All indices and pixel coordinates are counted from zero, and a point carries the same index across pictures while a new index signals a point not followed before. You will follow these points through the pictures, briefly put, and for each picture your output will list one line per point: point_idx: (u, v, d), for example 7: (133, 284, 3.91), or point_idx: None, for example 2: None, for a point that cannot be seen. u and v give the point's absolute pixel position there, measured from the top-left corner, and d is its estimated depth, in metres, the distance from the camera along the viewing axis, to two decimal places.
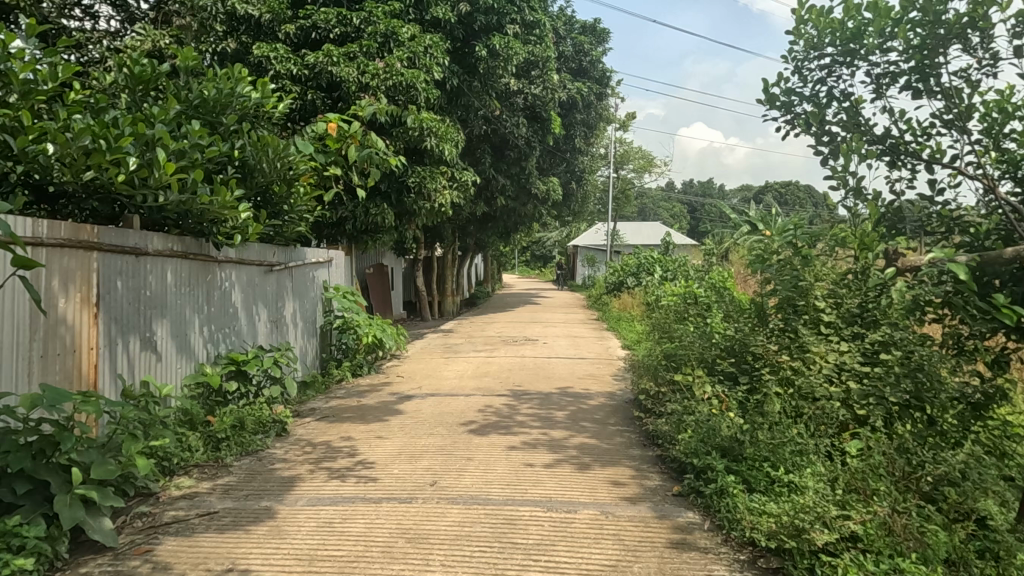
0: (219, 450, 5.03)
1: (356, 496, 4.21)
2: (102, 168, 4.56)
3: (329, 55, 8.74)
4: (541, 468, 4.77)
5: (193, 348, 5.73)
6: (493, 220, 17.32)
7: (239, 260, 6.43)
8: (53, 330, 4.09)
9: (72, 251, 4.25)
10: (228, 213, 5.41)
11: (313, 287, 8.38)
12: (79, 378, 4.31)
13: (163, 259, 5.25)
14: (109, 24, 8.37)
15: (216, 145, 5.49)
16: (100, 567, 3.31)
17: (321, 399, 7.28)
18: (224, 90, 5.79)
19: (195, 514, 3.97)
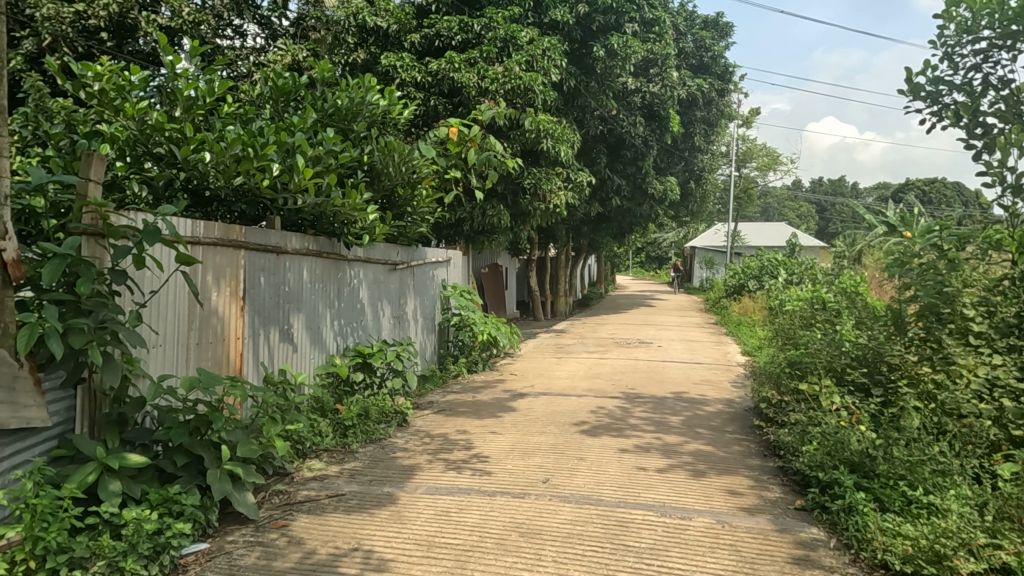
0: (346, 436, 5.37)
1: (471, 488, 4.35)
2: (250, 174, 5.00)
3: (451, 62, 9.04)
4: (654, 472, 4.70)
5: (325, 341, 6.15)
6: (607, 221, 17.18)
7: (367, 259, 6.83)
8: (207, 320, 4.54)
9: (224, 249, 4.70)
10: (357, 214, 5.76)
11: (433, 285, 8.72)
12: (227, 365, 4.76)
13: (300, 258, 5.68)
14: (255, 41, 9.11)
15: (348, 151, 5.87)
16: (244, 537, 3.65)
17: (438, 393, 7.56)
18: (355, 100, 6.18)
19: (325, 495, 4.27)
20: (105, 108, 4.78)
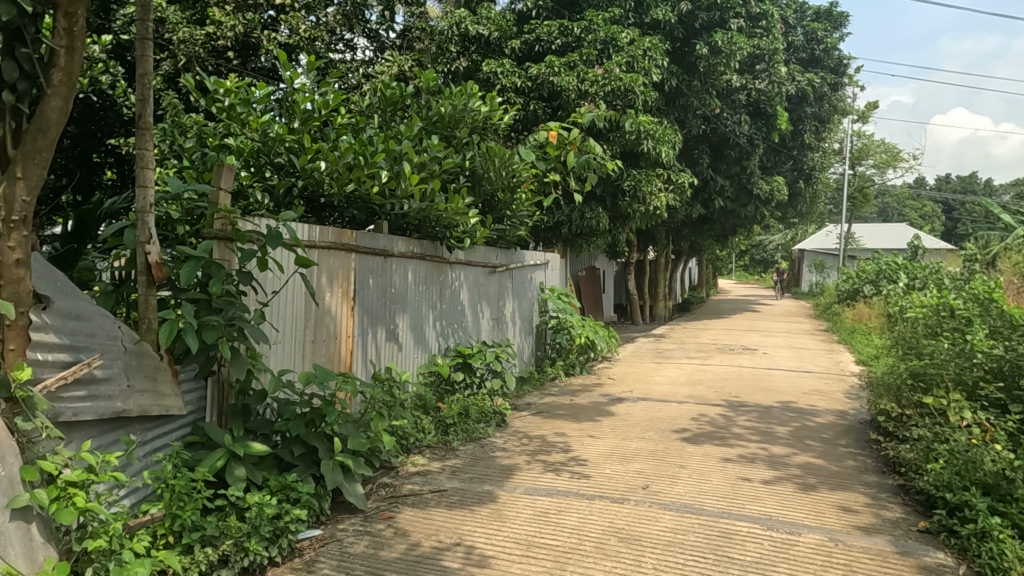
0: (448, 434, 5.52)
1: (570, 491, 4.36)
2: (361, 181, 5.26)
3: (551, 66, 9.11)
4: (759, 484, 4.52)
5: (428, 341, 6.36)
6: (709, 223, 16.67)
7: (468, 262, 6.99)
8: (321, 319, 4.82)
9: (336, 252, 4.96)
10: (460, 218, 5.93)
11: (531, 287, 8.80)
12: (339, 361, 5.02)
13: (406, 260, 5.91)
14: (364, 53, 9.54)
15: (451, 157, 6.06)
16: (354, 525, 3.84)
17: (536, 395, 7.63)
18: (458, 107, 6.35)
19: (428, 489, 4.42)
20: (233, 122, 5.15)
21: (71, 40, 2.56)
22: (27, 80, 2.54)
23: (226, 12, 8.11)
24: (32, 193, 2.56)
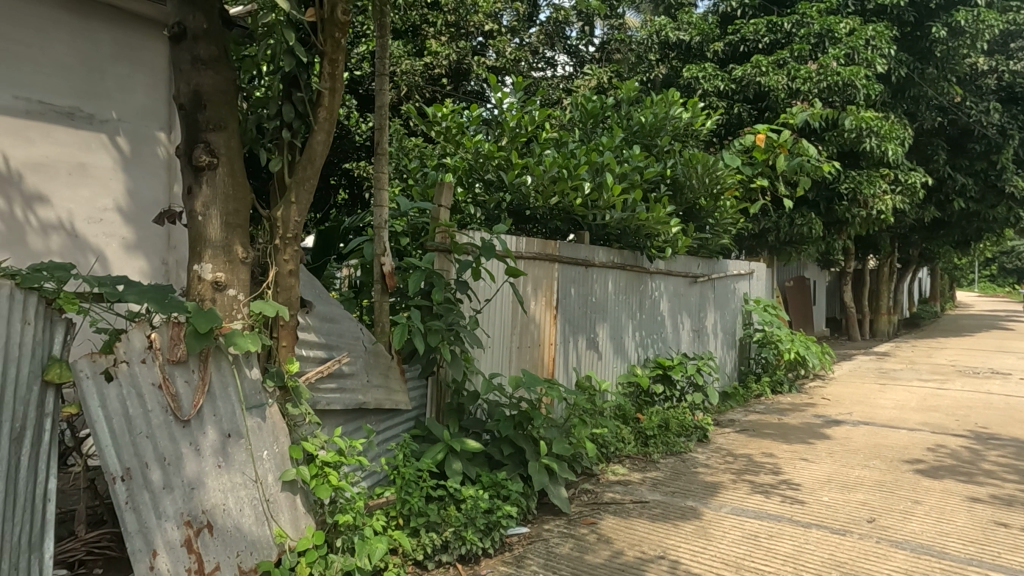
0: (648, 445, 5.48)
1: (782, 516, 4.10)
2: (565, 193, 5.44)
3: (758, 66, 8.68)
4: (1019, 532, 3.88)
5: (627, 351, 6.36)
6: (946, 227, 14.65)
7: (668, 271, 6.88)
8: (527, 326, 5.06)
9: (542, 262, 5.17)
10: (661, 228, 5.89)
11: (735, 299, 8.41)
12: (542, 367, 5.22)
13: (606, 270, 5.98)
14: (565, 69, 9.83)
15: (653, 166, 6.03)
16: (558, 527, 3.97)
17: (739, 412, 7.25)
18: (659, 115, 6.32)
19: (630, 499, 4.42)
20: (449, 143, 5.62)
21: (333, 82, 2.96)
22: (301, 119, 3.03)
23: (442, 42, 8.76)
24: (302, 215, 3.01)
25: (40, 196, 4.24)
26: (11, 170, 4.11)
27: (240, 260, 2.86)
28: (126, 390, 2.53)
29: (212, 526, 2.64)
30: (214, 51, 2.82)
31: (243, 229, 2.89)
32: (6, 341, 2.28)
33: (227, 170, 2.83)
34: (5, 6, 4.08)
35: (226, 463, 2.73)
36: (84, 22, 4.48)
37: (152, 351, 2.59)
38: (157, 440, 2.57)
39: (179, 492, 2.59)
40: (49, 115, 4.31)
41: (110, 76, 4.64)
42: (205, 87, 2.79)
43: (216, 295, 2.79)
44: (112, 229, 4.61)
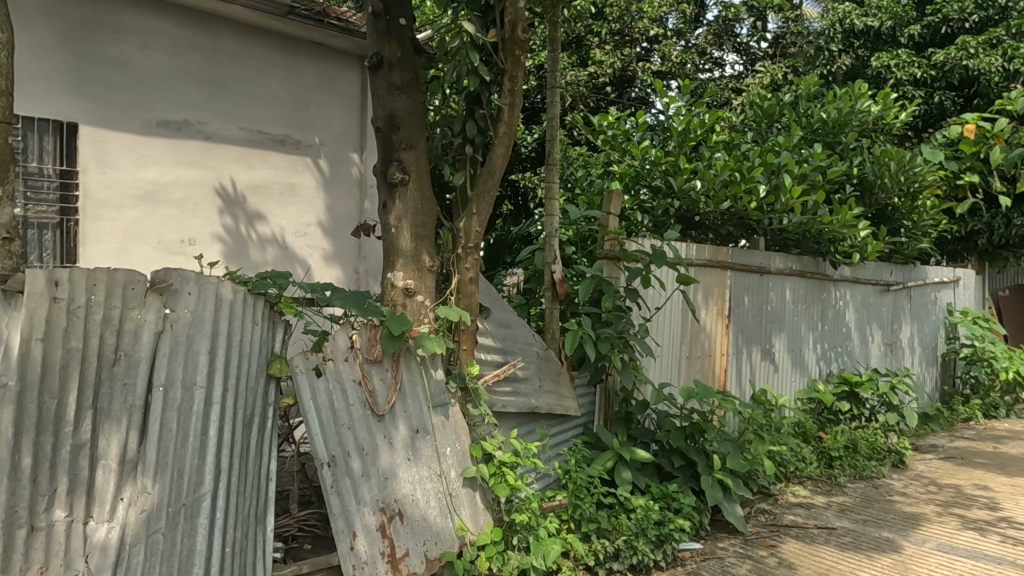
0: (832, 467, 5.07)
1: (1001, 557, 3.60)
2: (738, 198, 5.21)
3: (964, 48, 7.74)
4: None
5: (807, 364, 5.93)
6: None
7: (856, 279, 6.32)
8: (697, 335, 4.90)
9: (713, 270, 4.99)
10: (847, 231, 5.44)
11: (935, 309, 7.52)
12: (713, 378, 5.03)
13: (784, 277, 5.63)
14: (734, 68, 9.44)
15: (837, 165, 5.60)
16: (734, 546, 3.79)
17: (943, 437, 6.45)
18: (844, 109, 5.84)
19: (814, 524, 4.11)
20: (615, 151, 5.61)
21: (513, 97, 3.08)
22: (482, 135, 3.22)
23: (606, 50, 8.77)
24: (483, 225, 3.19)
25: (259, 213, 4.90)
26: (237, 191, 4.78)
27: (427, 268, 3.08)
28: (333, 385, 2.81)
29: (402, 515, 2.87)
30: (406, 76, 3.07)
31: (430, 240, 3.10)
32: (240, 339, 2.64)
33: (416, 186, 3.06)
34: (234, 51, 4.74)
35: (415, 457, 2.94)
36: (293, 58, 5.08)
37: (353, 350, 2.86)
38: (357, 431, 2.84)
39: (374, 481, 2.84)
40: (266, 143, 4.95)
41: (314, 105, 5.21)
42: (398, 109, 3.05)
43: (407, 300, 3.03)
44: (314, 241, 5.21)
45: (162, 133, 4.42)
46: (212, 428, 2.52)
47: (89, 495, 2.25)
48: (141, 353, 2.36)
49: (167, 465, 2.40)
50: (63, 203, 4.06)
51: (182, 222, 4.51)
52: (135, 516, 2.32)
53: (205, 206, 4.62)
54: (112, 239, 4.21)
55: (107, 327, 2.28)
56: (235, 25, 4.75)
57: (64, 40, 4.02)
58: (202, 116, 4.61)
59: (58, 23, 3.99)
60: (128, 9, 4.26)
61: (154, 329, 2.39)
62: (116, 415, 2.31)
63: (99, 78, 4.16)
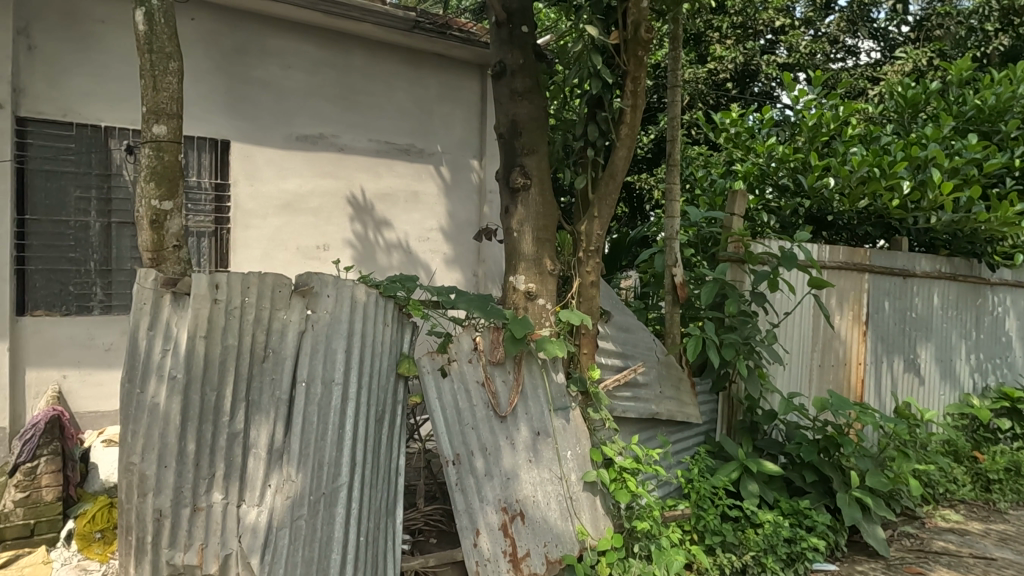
0: (990, 491, 4.58)
1: None
2: (877, 195, 4.83)
3: None
4: None
5: (958, 376, 5.41)
6: None
7: (1017, 283, 5.69)
8: (831, 342, 4.60)
9: (848, 273, 4.66)
10: (1008, 231, 4.91)
11: None
12: (848, 389, 4.70)
13: (931, 281, 5.16)
14: (870, 56, 8.79)
15: (995, 157, 5.07)
16: (875, 571, 3.51)
17: None
18: (1004, 94, 5.26)
19: (969, 553, 3.74)
20: (738, 149, 5.35)
21: (635, 99, 3.07)
22: (603, 137, 3.21)
23: (727, 45, 8.45)
24: (604, 228, 3.19)
25: (386, 220, 5.16)
26: (366, 199, 5.05)
27: (548, 271, 3.10)
28: (457, 385, 2.90)
29: (524, 515, 2.92)
30: (528, 82, 3.12)
31: (552, 243, 3.14)
32: (373, 339, 2.77)
33: (538, 190, 3.10)
34: (364, 67, 5.02)
35: (536, 459, 2.98)
36: (418, 71, 5.30)
37: (477, 352, 2.94)
38: (480, 431, 2.92)
39: (497, 481, 2.91)
40: (393, 152, 5.20)
41: (437, 114, 5.41)
42: (521, 116, 3.11)
43: (528, 304, 3.07)
44: (436, 246, 5.42)
45: (300, 147, 4.75)
46: (348, 422, 2.67)
47: (242, 480, 2.46)
48: (286, 351, 2.55)
49: (308, 456, 2.56)
50: (217, 213, 4.46)
51: (317, 228, 4.82)
52: (281, 503, 2.49)
53: (338, 214, 4.92)
54: (258, 246, 4.57)
55: (258, 326, 2.48)
56: (365, 42, 5.03)
57: (219, 64, 4.43)
58: (335, 129, 4.92)
59: (214, 50, 4.40)
60: (272, 32, 4.62)
61: (298, 329, 2.57)
62: (265, 407, 2.50)
63: (248, 97, 4.54)
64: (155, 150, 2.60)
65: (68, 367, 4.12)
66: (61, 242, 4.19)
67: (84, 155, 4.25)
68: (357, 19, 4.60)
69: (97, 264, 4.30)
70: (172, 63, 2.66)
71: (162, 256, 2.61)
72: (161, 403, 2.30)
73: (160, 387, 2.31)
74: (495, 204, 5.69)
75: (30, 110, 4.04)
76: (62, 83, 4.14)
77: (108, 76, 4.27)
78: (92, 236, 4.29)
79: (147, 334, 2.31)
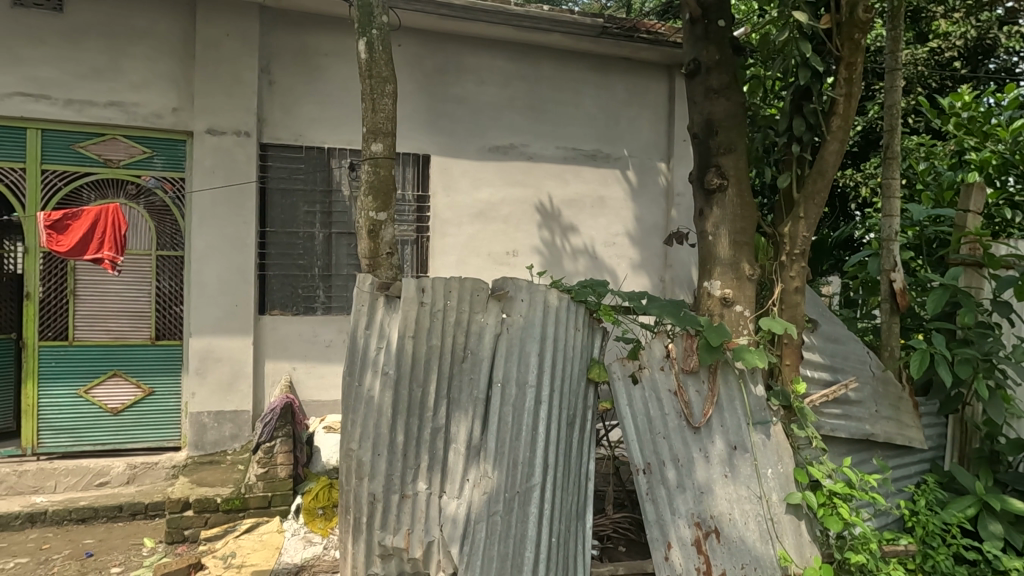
0: None
1: None
2: None
3: None
4: None
5: None
6: None
7: None
8: None
9: None
10: None
11: None
12: None
13: None
14: None
15: None
16: None
17: None
18: None
19: None
20: (974, 136, 4.57)
21: (850, 87, 2.87)
22: (811, 132, 2.98)
23: (955, 19, 7.38)
24: (810, 230, 2.96)
25: (573, 226, 5.22)
26: (554, 206, 5.16)
27: (746, 277, 2.94)
28: (648, 393, 2.86)
29: (719, 532, 2.78)
30: (725, 79, 2.97)
31: (750, 247, 2.96)
32: (565, 343, 2.80)
33: (736, 192, 2.94)
34: (552, 76, 5.14)
35: (733, 475, 2.81)
36: (605, 76, 5.31)
37: (669, 359, 2.86)
38: (672, 441, 2.84)
39: (690, 494, 2.82)
40: (580, 158, 5.25)
41: (624, 119, 5.38)
42: (717, 114, 2.97)
43: (725, 310, 2.92)
44: (623, 251, 5.38)
45: (493, 157, 4.97)
46: (541, 424, 2.72)
47: (444, 472, 2.61)
48: (483, 352, 2.66)
49: (504, 454, 2.65)
50: (418, 222, 4.82)
51: (508, 235, 5.01)
52: (478, 496, 2.61)
53: (527, 221, 5.07)
54: (454, 252, 4.87)
55: (458, 328, 2.62)
56: (554, 53, 5.15)
57: (421, 84, 4.79)
58: (525, 138, 5.08)
59: (418, 71, 4.78)
60: (468, 51, 4.91)
61: (494, 331, 2.67)
62: (464, 404, 2.64)
63: (446, 113, 4.86)
64: (372, 167, 2.88)
65: (297, 360, 4.70)
66: (293, 251, 4.79)
67: (311, 174, 4.81)
68: (547, 30, 4.74)
69: (320, 270, 4.83)
70: (388, 86, 2.93)
71: (378, 262, 2.87)
72: (375, 395, 2.53)
73: (375, 380, 2.53)
74: (684, 207, 5.50)
75: (270, 137, 4.69)
76: (295, 112, 4.74)
77: (330, 102, 4.81)
78: (316, 245, 4.84)
79: (364, 333, 2.53)
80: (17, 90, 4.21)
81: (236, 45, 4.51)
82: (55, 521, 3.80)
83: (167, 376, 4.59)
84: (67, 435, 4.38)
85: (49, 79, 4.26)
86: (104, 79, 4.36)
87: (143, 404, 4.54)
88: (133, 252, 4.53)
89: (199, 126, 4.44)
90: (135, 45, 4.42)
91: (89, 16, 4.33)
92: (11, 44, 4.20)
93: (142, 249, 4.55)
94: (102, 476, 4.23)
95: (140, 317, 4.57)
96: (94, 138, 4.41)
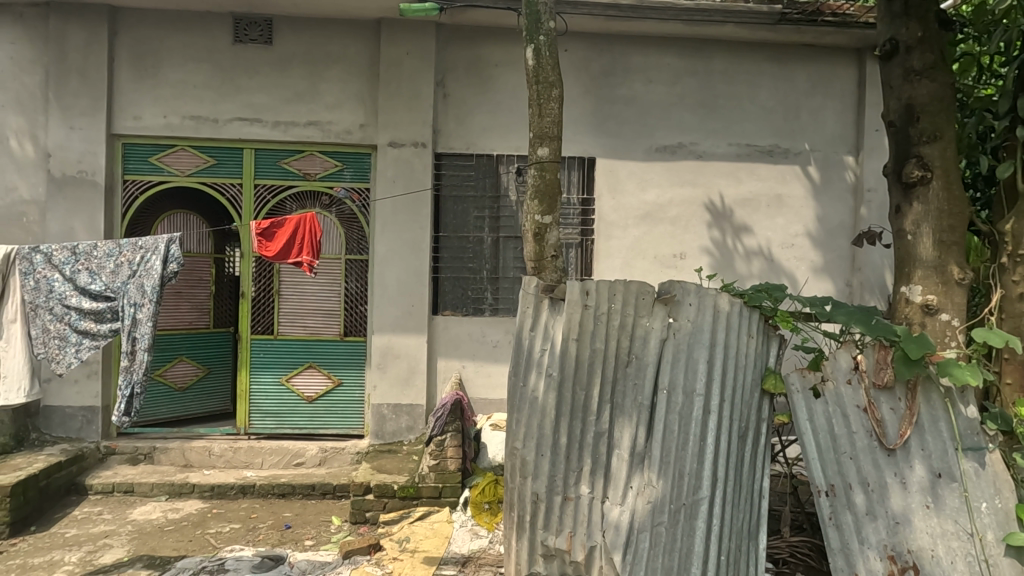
0: None
1: None
2: None
3: None
4: None
5: None
6: None
7: None
8: None
9: None
10: None
11: None
12: None
13: None
14: None
15: None
16: None
17: None
18: None
19: None
20: None
21: None
22: None
23: None
24: None
25: (747, 226, 4.93)
26: (725, 205, 4.91)
27: (955, 281, 2.58)
28: (832, 408, 2.62)
29: (918, 569, 2.47)
30: (930, 58, 2.64)
31: (961, 247, 2.59)
32: (737, 351, 2.64)
33: (942, 184, 2.60)
34: (725, 70, 4.90)
35: (936, 506, 2.47)
36: (784, 65, 4.95)
37: (858, 372, 2.58)
38: (860, 462, 2.58)
39: (882, 523, 2.54)
40: (755, 155, 4.94)
41: (805, 110, 4.99)
42: (919, 98, 2.64)
43: (927, 319, 2.59)
44: (803, 253, 4.98)
45: (661, 157, 4.85)
46: (710, 435, 2.59)
47: (606, 477, 2.57)
48: (648, 357, 2.58)
49: (670, 464, 2.55)
50: (583, 225, 4.83)
51: (675, 237, 4.86)
52: (642, 505, 2.52)
53: (695, 222, 4.88)
54: (619, 255, 4.81)
55: (622, 332, 2.57)
56: (727, 45, 4.91)
57: (588, 88, 4.80)
58: (695, 136, 4.89)
59: (584, 75, 4.79)
60: (636, 50, 4.84)
61: (660, 336, 2.58)
62: (628, 410, 2.58)
63: (613, 115, 4.82)
64: (538, 171, 2.92)
65: (466, 358, 4.91)
66: (464, 254, 5.01)
67: (481, 181, 5.01)
68: (719, 21, 4.53)
69: (488, 272, 5.00)
70: (554, 91, 2.95)
71: (542, 265, 2.91)
72: (539, 396, 2.56)
73: (539, 381, 2.58)
74: (876, 203, 4.96)
75: (444, 147, 4.95)
76: (468, 121, 4.96)
77: (500, 111, 4.97)
78: (485, 248, 5.01)
79: (528, 335, 2.60)
80: (237, 115, 4.84)
81: (415, 62, 4.82)
82: (261, 493, 4.31)
83: (353, 369, 5.02)
84: (271, 418, 4.95)
85: (262, 104, 4.86)
86: (305, 101, 4.88)
87: (333, 394, 5.00)
88: (327, 256, 5.02)
89: (382, 140, 4.82)
90: (331, 69, 4.90)
91: (293, 46, 4.87)
92: (233, 76, 4.84)
93: (334, 254, 5.02)
94: (298, 457, 4.73)
95: (332, 314, 5.04)
96: (295, 155, 4.95)
